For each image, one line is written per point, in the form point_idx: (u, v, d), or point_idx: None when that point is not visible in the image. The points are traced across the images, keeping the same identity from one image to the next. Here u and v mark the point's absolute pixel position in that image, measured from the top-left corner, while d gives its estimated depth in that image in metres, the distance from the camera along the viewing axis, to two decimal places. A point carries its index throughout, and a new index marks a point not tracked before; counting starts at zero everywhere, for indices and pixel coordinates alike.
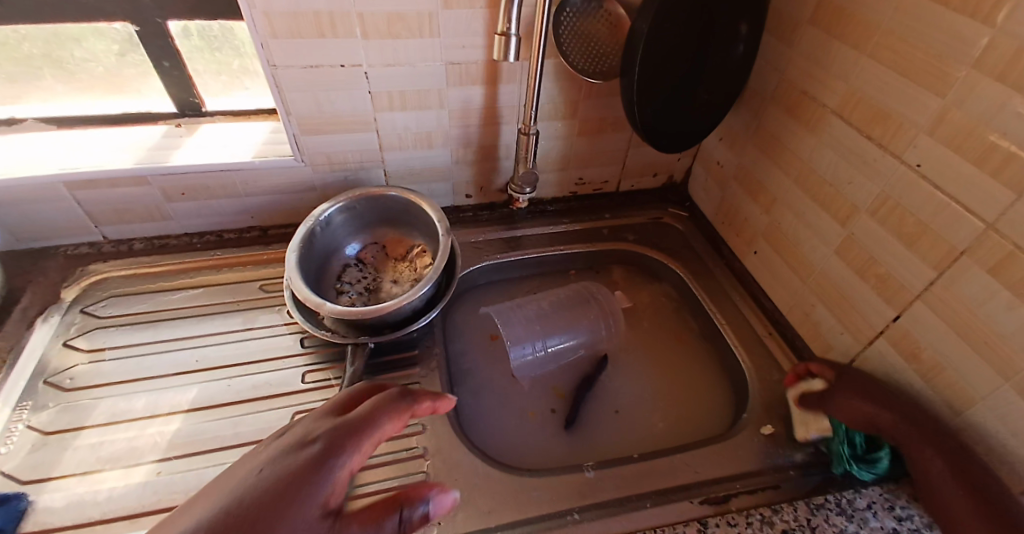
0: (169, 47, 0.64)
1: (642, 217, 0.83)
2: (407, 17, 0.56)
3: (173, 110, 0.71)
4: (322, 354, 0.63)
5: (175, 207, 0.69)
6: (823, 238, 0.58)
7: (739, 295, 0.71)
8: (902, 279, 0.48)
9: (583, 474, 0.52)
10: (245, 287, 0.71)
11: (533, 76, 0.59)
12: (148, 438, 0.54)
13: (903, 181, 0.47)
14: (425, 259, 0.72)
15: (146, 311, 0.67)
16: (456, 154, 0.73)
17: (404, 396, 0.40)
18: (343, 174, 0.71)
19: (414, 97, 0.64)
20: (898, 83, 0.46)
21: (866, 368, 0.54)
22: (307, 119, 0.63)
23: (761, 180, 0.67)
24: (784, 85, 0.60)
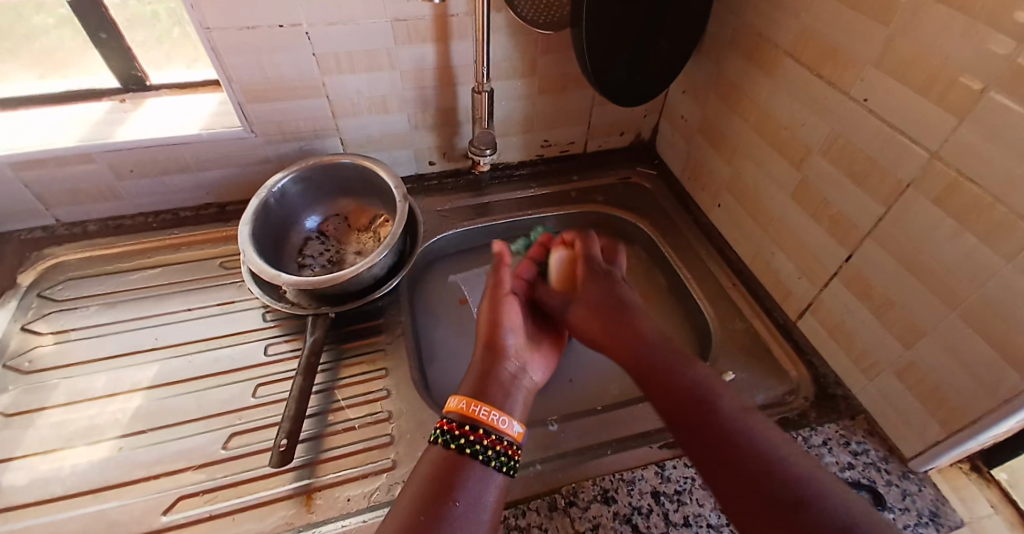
0: (105, 17, 0.61)
1: (610, 177, 0.82)
2: None
3: (117, 85, 0.68)
4: (286, 327, 0.62)
5: (127, 185, 0.67)
6: (780, 184, 0.57)
7: (705, 249, 0.70)
8: (853, 219, 0.48)
9: (545, 428, 0.52)
10: (206, 264, 0.69)
11: (481, 29, 0.57)
12: (109, 415, 0.54)
13: (852, 118, 0.46)
14: (388, 228, 0.71)
15: (104, 293, 0.66)
16: (414, 119, 0.71)
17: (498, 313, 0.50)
18: (298, 144, 0.69)
19: (362, 58, 0.62)
20: (847, 16, 0.44)
21: (823, 311, 0.54)
22: (251, 86, 0.60)
23: (722, 131, 0.66)
24: (741, 30, 0.58)
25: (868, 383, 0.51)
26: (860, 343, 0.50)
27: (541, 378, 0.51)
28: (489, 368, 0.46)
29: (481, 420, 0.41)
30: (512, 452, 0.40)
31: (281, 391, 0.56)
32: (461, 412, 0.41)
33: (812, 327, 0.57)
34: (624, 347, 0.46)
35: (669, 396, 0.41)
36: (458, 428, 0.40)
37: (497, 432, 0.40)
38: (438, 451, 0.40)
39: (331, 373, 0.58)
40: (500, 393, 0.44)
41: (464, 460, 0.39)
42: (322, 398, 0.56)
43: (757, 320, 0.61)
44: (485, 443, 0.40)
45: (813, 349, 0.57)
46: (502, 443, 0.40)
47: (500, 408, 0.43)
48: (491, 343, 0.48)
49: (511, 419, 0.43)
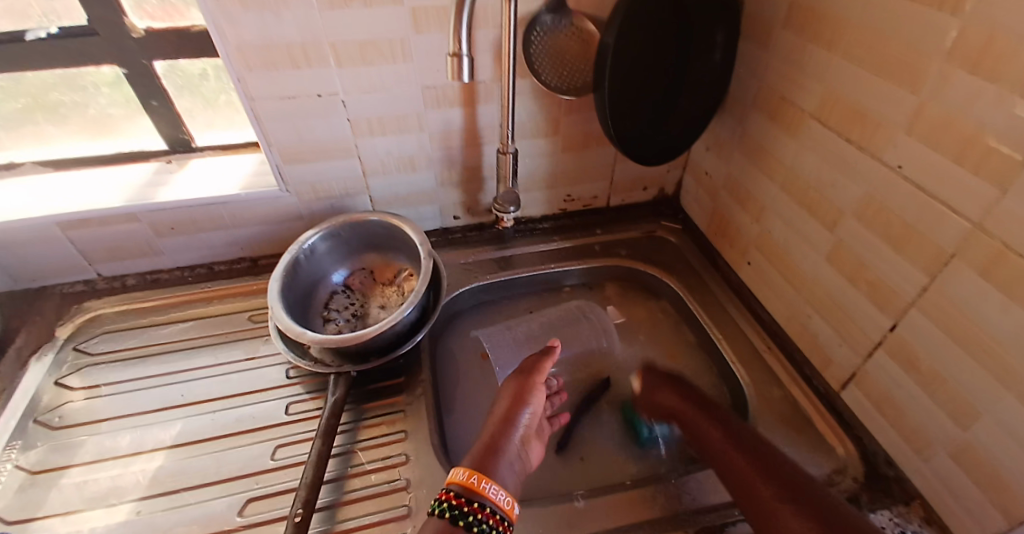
0: (156, 87, 0.65)
1: (635, 231, 0.81)
2: (377, 44, 0.57)
3: (164, 147, 0.72)
4: (309, 384, 0.62)
5: (166, 242, 0.70)
6: (813, 245, 0.55)
7: (736, 307, 0.68)
8: (894, 286, 0.46)
9: (571, 503, 0.49)
10: (234, 318, 0.70)
11: (506, 95, 0.59)
12: (130, 476, 0.54)
13: (885, 182, 0.45)
14: (412, 282, 0.71)
15: (136, 346, 0.67)
16: (440, 177, 0.73)
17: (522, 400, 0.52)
18: (328, 202, 0.71)
19: (392, 122, 0.64)
20: (874, 82, 0.44)
21: (867, 381, 0.51)
22: (288, 149, 0.63)
23: (748, 188, 0.65)
24: (762, 91, 0.59)
25: (922, 465, 0.47)
26: (911, 419, 0.47)
27: (536, 462, 0.51)
28: (494, 441, 0.48)
29: (479, 492, 0.41)
30: (503, 527, 0.40)
31: (301, 453, 0.55)
32: (463, 484, 0.42)
33: (856, 396, 0.53)
34: (705, 432, 0.51)
35: (736, 467, 0.46)
36: (455, 498, 0.40)
37: (491, 504, 0.41)
38: (436, 522, 0.39)
39: (351, 434, 0.57)
40: (498, 467, 0.45)
41: (459, 532, 0.38)
42: (341, 462, 0.54)
43: (794, 388, 0.58)
44: (479, 514, 0.40)
45: (858, 421, 0.53)
46: (496, 517, 0.40)
47: (499, 482, 0.43)
48: (503, 421, 0.50)
49: (510, 497, 0.43)
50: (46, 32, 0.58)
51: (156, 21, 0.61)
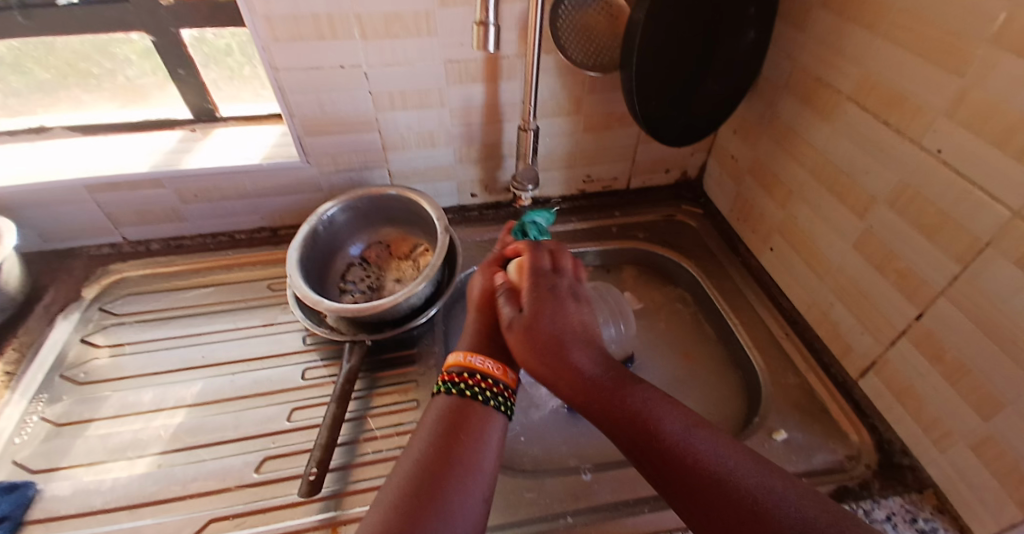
0: (184, 56, 0.66)
1: (654, 215, 0.80)
2: (403, 17, 0.56)
3: (189, 116, 0.73)
4: (325, 352, 0.63)
5: (190, 209, 0.71)
6: (840, 232, 0.54)
7: (755, 294, 0.67)
8: (924, 275, 0.45)
9: (579, 476, 0.50)
10: (254, 286, 0.72)
11: (530, 70, 0.58)
12: (152, 430, 0.55)
13: (921, 168, 0.43)
14: (427, 257, 0.71)
15: (159, 309, 0.69)
16: (459, 153, 0.73)
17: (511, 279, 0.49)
18: (348, 174, 0.72)
19: (414, 96, 0.64)
20: (916, 64, 0.42)
21: (888, 371, 0.50)
22: (311, 120, 0.64)
23: (775, 173, 0.64)
24: (796, 73, 0.57)
25: (938, 455, 0.46)
26: (930, 410, 0.46)
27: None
28: (483, 326, 0.48)
29: (478, 367, 0.43)
30: (507, 393, 0.43)
31: (315, 417, 0.57)
32: (461, 363, 0.44)
33: (874, 386, 0.53)
34: (563, 366, 0.40)
35: (624, 434, 0.37)
36: (458, 377, 0.43)
37: (493, 377, 0.43)
38: (445, 398, 0.42)
39: (364, 401, 0.58)
40: (497, 347, 0.46)
41: (468, 402, 0.41)
42: (353, 427, 0.56)
43: (811, 375, 0.57)
44: (482, 386, 0.42)
45: (875, 411, 0.53)
46: (498, 386, 0.43)
47: (496, 357, 0.45)
48: (484, 307, 0.49)
49: (507, 367, 0.45)
50: None
51: None
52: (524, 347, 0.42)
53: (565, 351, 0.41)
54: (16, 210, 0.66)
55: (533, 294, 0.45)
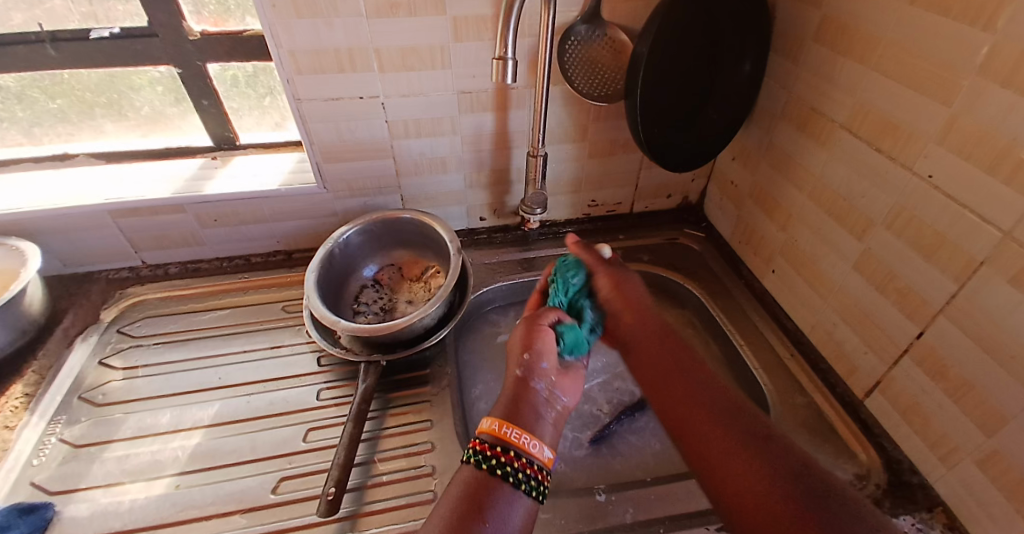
0: (207, 87, 0.69)
1: (658, 237, 0.83)
2: (419, 51, 0.60)
3: (210, 144, 0.76)
4: (340, 373, 0.64)
5: (207, 233, 0.73)
6: (839, 252, 0.56)
7: (759, 315, 0.69)
8: (923, 294, 0.46)
9: (593, 497, 0.50)
10: (268, 308, 0.73)
11: (540, 100, 0.61)
12: (169, 452, 0.56)
13: (915, 192, 0.46)
14: (439, 279, 0.73)
15: (175, 331, 0.70)
16: (470, 179, 0.75)
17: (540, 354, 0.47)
18: (362, 200, 0.74)
19: (428, 124, 0.67)
20: (905, 94, 0.45)
21: (893, 389, 0.52)
22: (329, 147, 0.66)
23: (775, 197, 0.66)
24: (791, 103, 0.60)
25: (946, 472, 0.47)
26: (936, 428, 0.47)
27: (573, 400, 0.47)
28: (519, 394, 0.45)
29: (513, 442, 0.41)
30: (541, 477, 0.40)
31: (330, 437, 0.57)
32: (492, 433, 0.41)
33: (880, 405, 0.54)
34: (648, 325, 0.50)
35: (681, 404, 0.44)
36: (490, 449, 0.40)
37: (528, 455, 0.40)
38: (471, 469, 0.40)
39: (378, 421, 0.59)
40: (533, 414, 0.44)
41: (494, 480, 0.39)
42: (368, 447, 0.56)
43: (818, 396, 0.58)
44: (516, 465, 0.40)
45: (882, 429, 0.54)
46: (532, 467, 0.40)
47: (533, 433, 0.43)
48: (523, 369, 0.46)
49: (541, 443, 0.42)
50: (109, 31, 0.62)
51: (211, 25, 0.64)
52: (624, 301, 0.53)
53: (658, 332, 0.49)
54: (38, 234, 0.68)
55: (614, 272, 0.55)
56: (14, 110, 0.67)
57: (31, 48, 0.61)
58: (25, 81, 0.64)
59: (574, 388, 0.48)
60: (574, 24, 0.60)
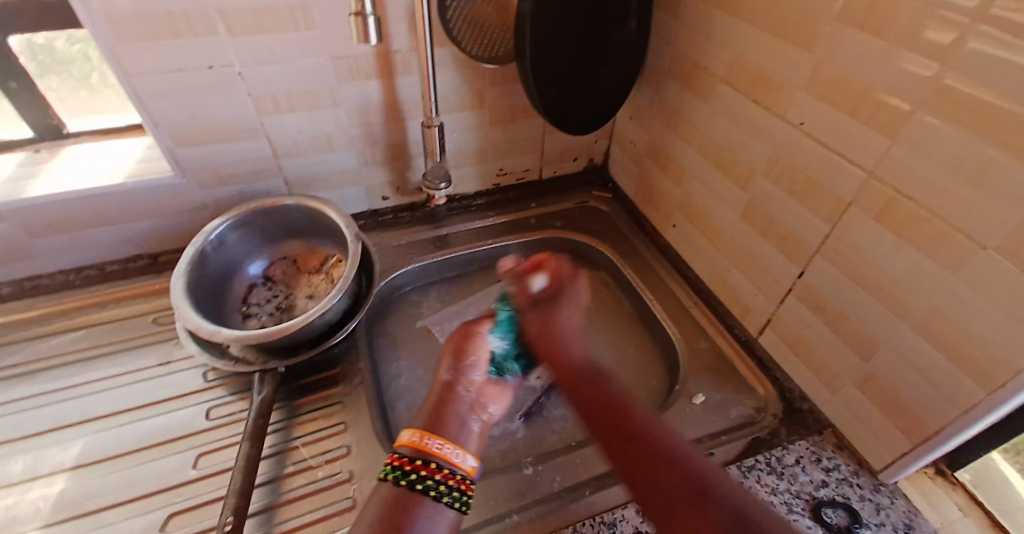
0: (15, 67, 0.56)
1: (567, 202, 0.82)
2: (276, 11, 0.52)
3: (30, 134, 0.62)
4: (232, 385, 0.58)
5: (41, 243, 0.61)
6: (727, 203, 0.58)
7: (664, 269, 0.71)
8: (800, 236, 0.49)
9: (521, 472, 0.50)
10: (136, 323, 0.63)
11: (426, 64, 0.56)
12: (28, 505, 0.47)
13: (789, 140, 0.47)
14: (340, 268, 0.67)
15: (18, 364, 0.58)
16: (364, 155, 0.69)
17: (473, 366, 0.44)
18: (237, 188, 0.65)
19: (303, 97, 0.59)
20: (773, 44, 0.46)
21: (781, 326, 0.55)
22: (181, 130, 0.57)
23: (669, 154, 0.67)
24: (676, 60, 0.60)
25: (831, 395, 0.51)
26: (820, 358, 0.51)
27: (501, 412, 0.45)
28: (446, 397, 0.43)
29: (435, 453, 0.38)
30: (467, 487, 0.38)
31: (227, 460, 0.51)
32: (413, 445, 0.39)
33: (772, 340, 0.58)
34: (559, 355, 0.42)
35: (602, 425, 0.36)
36: (410, 464, 0.38)
37: (452, 466, 0.38)
38: (388, 488, 0.37)
39: (284, 433, 0.54)
40: (457, 423, 0.41)
41: (412, 497, 0.36)
42: (274, 464, 0.51)
43: (719, 339, 0.62)
44: (437, 478, 0.37)
45: (775, 364, 0.58)
46: (456, 478, 0.38)
47: (455, 439, 0.40)
48: (451, 373, 0.44)
49: (466, 452, 0.40)
50: None
51: None
52: (535, 334, 0.44)
53: (569, 368, 0.41)
54: None
55: (553, 294, 0.47)
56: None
57: None
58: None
59: (502, 399, 0.45)
60: None
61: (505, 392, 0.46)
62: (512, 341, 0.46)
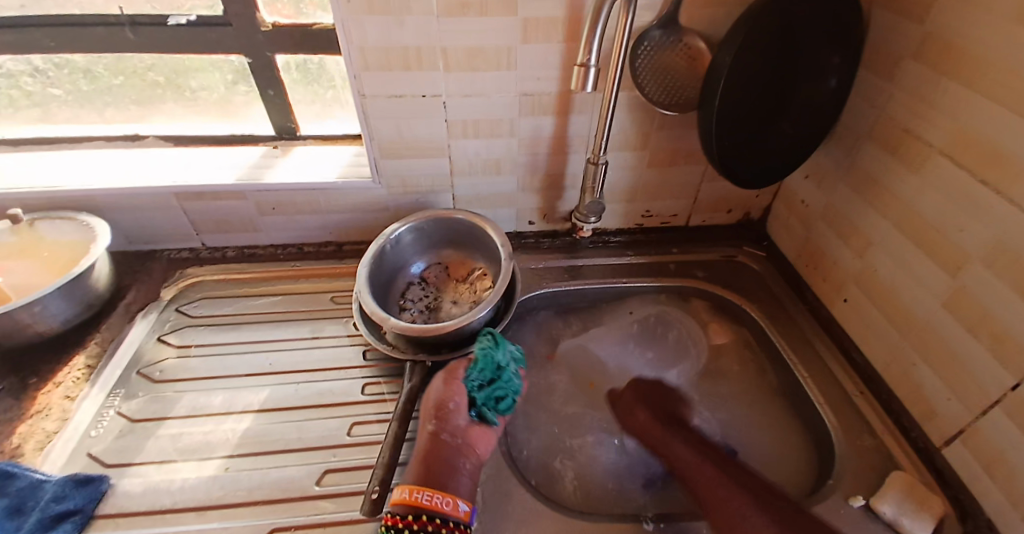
0: (274, 78, 0.70)
1: (713, 254, 0.79)
2: (486, 52, 0.59)
3: (272, 132, 0.77)
4: (384, 368, 0.65)
5: (265, 220, 0.75)
6: (925, 287, 0.52)
7: (825, 346, 0.65)
8: (1023, 342, 0.42)
9: (639, 525, 0.50)
10: (318, 298, 0.74)
11: (606, 109, 0.60)
12: (221, 433, 0.58)
13: (1023, 231, 0.42)
14: (485, 282, 0.73)
15: (229, 314, 0.72)
16: (523, 182, 0.74)
17: (453, 416, 0.53)
18: (415, 197, 0.74)
19: (487, 125, 0.66)
20: (1017, 122, 0.41)
21: (977, 440, 0.48)
22: (388, 144, 0.66)
23: (853, 222, 0.62)
24: (881, 122, 0.56)
25: None
26: (1022, 487, 0.44)
27: (487, 453, 0.54)
28: (430, 454, 0.50)
29: (425, 505, 0.45)
30: (460, 531, 0.45)
31: (374, 433, 0.57)
32: (405, 503, 0.45)
33: (958, 456, 0.50)
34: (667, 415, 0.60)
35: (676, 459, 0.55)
36: (403, 519, 0.44)
37: (441, 514, 0.45)
38: None
39: (421, 422, 0.59)
40: (444, 473, 0.49)
41: None
42: (410, 448, 0.56)
43: (885, 436, 0.55)
44: (429, 528, 0.44)
45: (957, 482, 0.50)
46: (447, 524, 0.44)
47: (443, 489, 0.47)
48: (435, 423, 0.53)
49: (456, 498, 0.47)
50: (186, 18, 0.63)
51: (283, 17, 0.65)
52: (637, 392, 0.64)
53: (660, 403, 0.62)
54: (107, 210, 0.71)
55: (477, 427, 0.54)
56: (83, 85, 0.69)
57: (112, 31, 0.63)
58: (97, 60, 0.67)
59: (486, 440, 0.54)
60: (649, 30, 0.58)
61: (489, 435, 0.54)
62: (484, 388, 0.56)
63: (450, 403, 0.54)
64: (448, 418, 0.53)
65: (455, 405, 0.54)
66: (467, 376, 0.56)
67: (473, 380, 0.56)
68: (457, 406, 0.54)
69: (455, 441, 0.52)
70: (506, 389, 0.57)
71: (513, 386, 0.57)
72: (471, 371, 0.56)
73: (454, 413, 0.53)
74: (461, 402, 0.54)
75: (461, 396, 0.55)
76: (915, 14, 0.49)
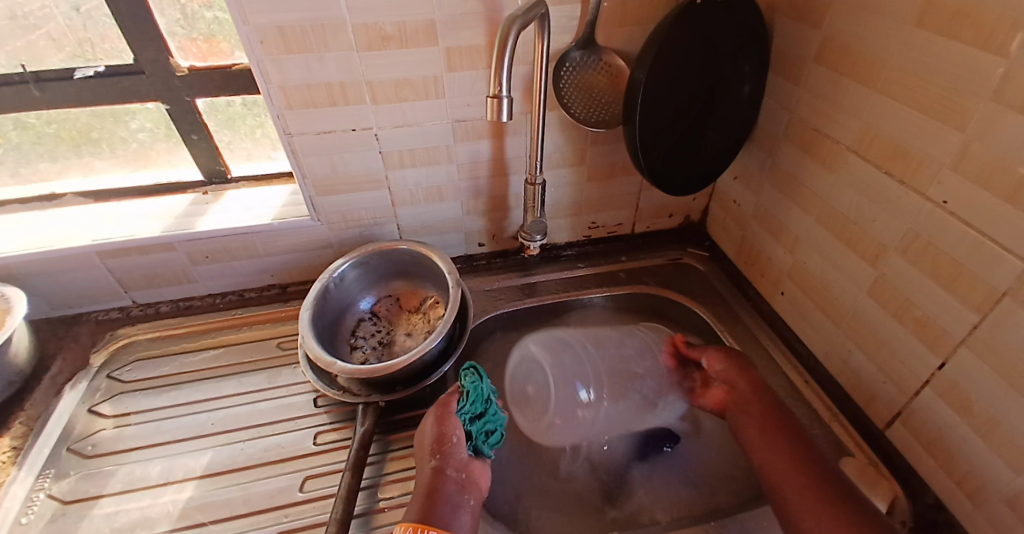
0: (198, 122, 0.67)
1: (660, 259, 0.81)
2: (412, 82, 0.58)
3: (201, 178, 0.74)
4: (339, 413, 0.62)
5: (199, 270, 0.71)
6: (851, 277, 0.55)
7: (771, 341, 0.67)
8: (943, 325, 0.44)
9: None
10: (264, 346, 0.71)
11: (537, 131, 0.60)
12: (161, 507, 0.54)
13: (930, 219, 0.44)
14: (437, 310, 0.71)
15: (167, 374, 0.68)
16: (467, 206, 0.74)
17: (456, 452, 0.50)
18: (357, 230, 0.72)
19: (423, 154, 0.65)
20: (914, 118, 0.44)
21: (915, 421, 0.50)
22: (323, 181, 0.65)
23: (781, 220, 0.64)
24: (794, 124, 0.58)
25: (973, 508, 0.45)
26: (960, 463, 0.45)
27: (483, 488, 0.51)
28: (433, 490, 0.46)
29: None
30: None
31: (329, 485, 0.55)
32: None
33: (901, 436, 0.52)
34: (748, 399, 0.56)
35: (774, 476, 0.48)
36: None
37: None
38: None
39: (377, 467, 0.57)
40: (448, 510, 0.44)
41: None
42: (367, 497, 0.54)
43: (835, 425, 0.57)
44: None
45: (906, 463, 0.52)
46: None
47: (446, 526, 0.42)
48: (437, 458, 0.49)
49: None
50: (94, 69, 0.60)
51: (199, 59, 0.63)
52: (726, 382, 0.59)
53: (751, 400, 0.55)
54: (23, 277, 0.66)
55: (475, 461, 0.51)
56: None
57: (12, 87, 0.59)
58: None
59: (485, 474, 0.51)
60: (568, 51, 0.59)
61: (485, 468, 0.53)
62: (476, 421, 0.54)
63: (451, 438, 0.51)
64: (449, 453, 0.49)
65: (457, 439, 0.51)
66: (461, 407, 0.54)
67: (467, 413, 0.54)
68: (458, 440, 0.51)
69: (456, 476, 0.48)
70: (496, 421, 0.56)
71: (500, 417, 0.57)
72: (464, 403, 0.54)
73: (455, 448, 0.50)
74: (461, 436, 0.51)
75: (461, 430, 0.52)
76: (813, 21, 0.52)
